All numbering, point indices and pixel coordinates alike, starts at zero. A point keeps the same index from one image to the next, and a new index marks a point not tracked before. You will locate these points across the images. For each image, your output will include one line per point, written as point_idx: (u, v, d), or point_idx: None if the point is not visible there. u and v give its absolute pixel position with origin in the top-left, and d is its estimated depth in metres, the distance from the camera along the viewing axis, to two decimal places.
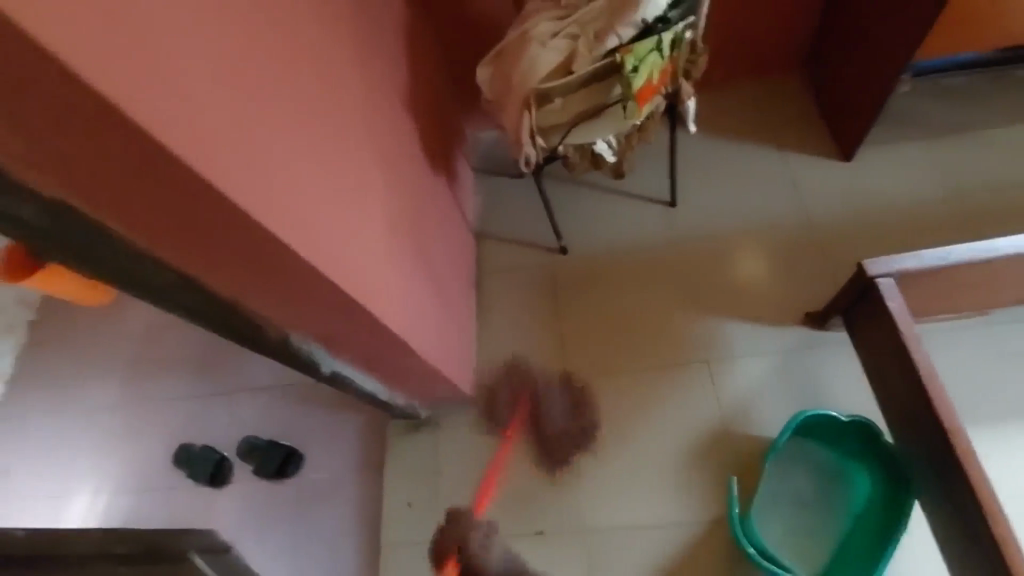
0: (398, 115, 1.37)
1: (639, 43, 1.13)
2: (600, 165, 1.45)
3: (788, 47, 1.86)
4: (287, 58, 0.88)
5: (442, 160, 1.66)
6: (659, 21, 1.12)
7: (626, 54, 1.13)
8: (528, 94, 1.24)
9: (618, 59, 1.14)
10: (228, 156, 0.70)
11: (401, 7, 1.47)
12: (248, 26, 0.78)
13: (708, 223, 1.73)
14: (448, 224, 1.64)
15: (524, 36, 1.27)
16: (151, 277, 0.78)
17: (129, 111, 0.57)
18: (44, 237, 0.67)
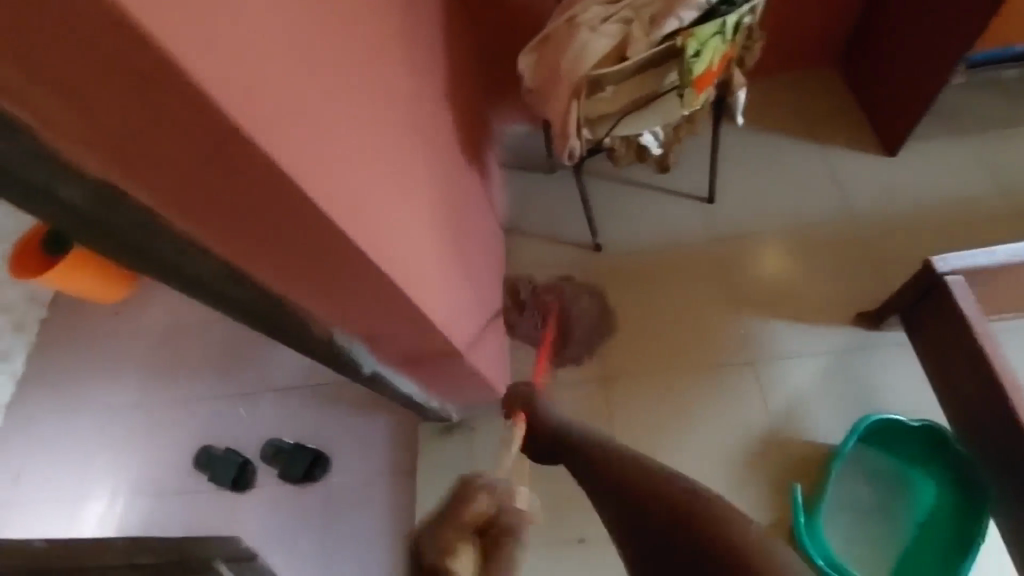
0: (436, 104, 1.31)
1: (702, 27, 1.07)
2: (644, 159, 1.40)
3: (827, 38, 1.78)
4: (342, 34, 0.81)
5: (474, 154, 1.60)
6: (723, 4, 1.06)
7: (689, 38, 1.07)
8: (578, 81, 1.18)
9: (679, 43, 1.08)
10: (293, 138, 0.64)
11: None
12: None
13: (750, 220, 1.68)
14: (481, 220, 1.57)
15: (571, 23, 1.22)
16: (200, 271, 0.72)
17: (200, 81, 0.50)
18: (90, 226, 0.60)
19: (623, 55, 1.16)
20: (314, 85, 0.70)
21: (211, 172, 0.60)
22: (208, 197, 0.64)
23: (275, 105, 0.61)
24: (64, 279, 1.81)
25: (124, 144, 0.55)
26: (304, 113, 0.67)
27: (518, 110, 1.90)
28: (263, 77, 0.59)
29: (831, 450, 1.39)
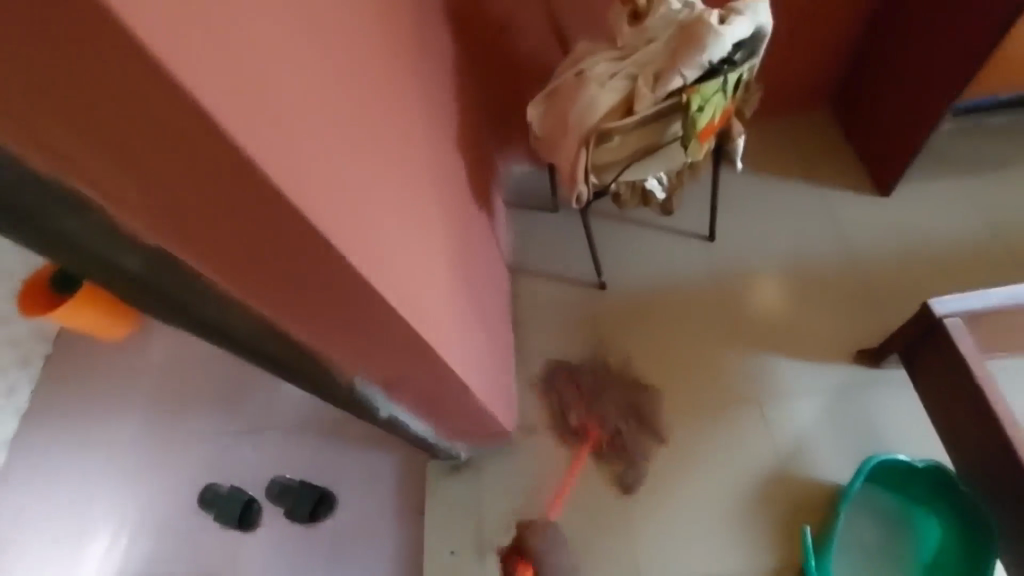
0: (447, 150, 1.35)
1: (706, 84, 1.13)
2: (649, 202, 1.44)
3: (819, 83, 1.86)
4: (364, 94, 0.85)
5: (481, 195, 1.64)
6: (725, 62, 1.13)
7: (693, 93, 1.13)
8: (587, 133, 1.24)
9: (684, 98, 1.14)
10: (327, 201, 0.67)
11: (449, 45, 1.47)
12: (335, 63, 0.75)
13: (749, 259, 1.72)
14: (489, 260, 1.61)
15: (580, 78, 1.28)
16: (235, 327, 0.76)
17: (253, 155, 0.53)
18: (144, 287, 0.63)
19: (629, 108, 1.22)
20: (340, 147, 0.73)
21: (254, 237, 0.63)
22: (248, 260, 0.67)
23: (312, 171, 0.64)
24: (83, 313, 1.84)
25: (178, 215, 0.57)
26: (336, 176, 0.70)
27: (520, 150, 1.96)
28: (302, 146, 0.62)
29: (837, 489, 1.41)
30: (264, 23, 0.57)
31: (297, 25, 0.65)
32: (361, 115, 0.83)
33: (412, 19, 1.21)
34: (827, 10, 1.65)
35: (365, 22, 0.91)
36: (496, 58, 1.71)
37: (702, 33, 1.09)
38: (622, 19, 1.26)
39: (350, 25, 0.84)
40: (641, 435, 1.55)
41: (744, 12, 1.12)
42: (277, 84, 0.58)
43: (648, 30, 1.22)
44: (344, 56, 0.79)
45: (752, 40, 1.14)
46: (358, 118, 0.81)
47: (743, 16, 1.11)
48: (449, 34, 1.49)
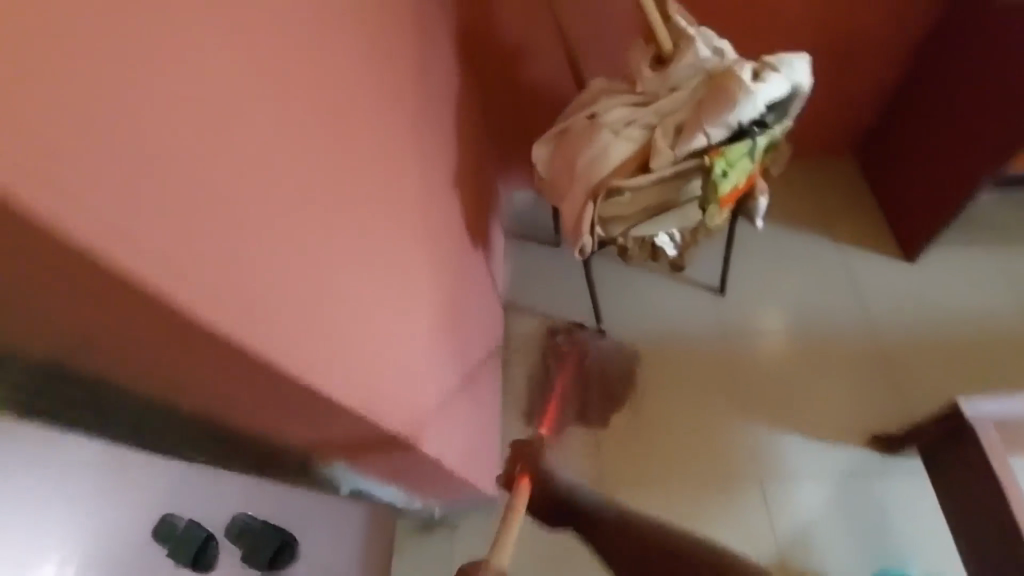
0: (442, 187, 1.23)
1: (732, 147, 1.02)
2: (658, 257, 1.32)
3: (847, 132, 1.74)
4: (337, 149, 0.73)
5: (477, 231, 1.52)
6: (755, 124, 1.01)
7: (717, 157, 1.02)
8: (595, 186, 1.12)
9: (707, 161, 1.03)
10: (267, 297, 0.55)
11: (452, 69, 1.35)
12: (299, 121, 0.63)
13: (760, 317, 1.61)
14: (482, 301, 1.49)
15: (592, 123, 1.16)
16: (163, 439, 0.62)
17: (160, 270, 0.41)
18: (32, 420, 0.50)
19: (645, 162, 1.10)
20: (294, 225, 0.61)
21: (185, 357, 0.50)
22: (185, 379, 0.54)
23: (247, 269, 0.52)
24: None
25: (88, 344, 0.44)
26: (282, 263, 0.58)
27: (524, 178, 1.84)
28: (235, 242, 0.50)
29: None
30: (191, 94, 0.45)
31: (247, 85, 0.54)
32: (331, 175, 0.71)
33: (412, 45, 1.10)
34: (861, 58, 1.54)
35: (350, 61, 0.80)
36: (505, 84, 1.59)
37: (731, 90, 0.97)
38: (642, 61, 1.14)
39: (329, 70, 0.73)
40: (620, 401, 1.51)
41: (779, 68, 1.00)
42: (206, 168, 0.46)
43: (671, 77, 1.10)
44: (313, 109, 0.67)
45: (787, 100, 1.02)
46: (327, 181, 0.69)
47: (778, 72, 1.00)
48: (455, 59, 1.38)
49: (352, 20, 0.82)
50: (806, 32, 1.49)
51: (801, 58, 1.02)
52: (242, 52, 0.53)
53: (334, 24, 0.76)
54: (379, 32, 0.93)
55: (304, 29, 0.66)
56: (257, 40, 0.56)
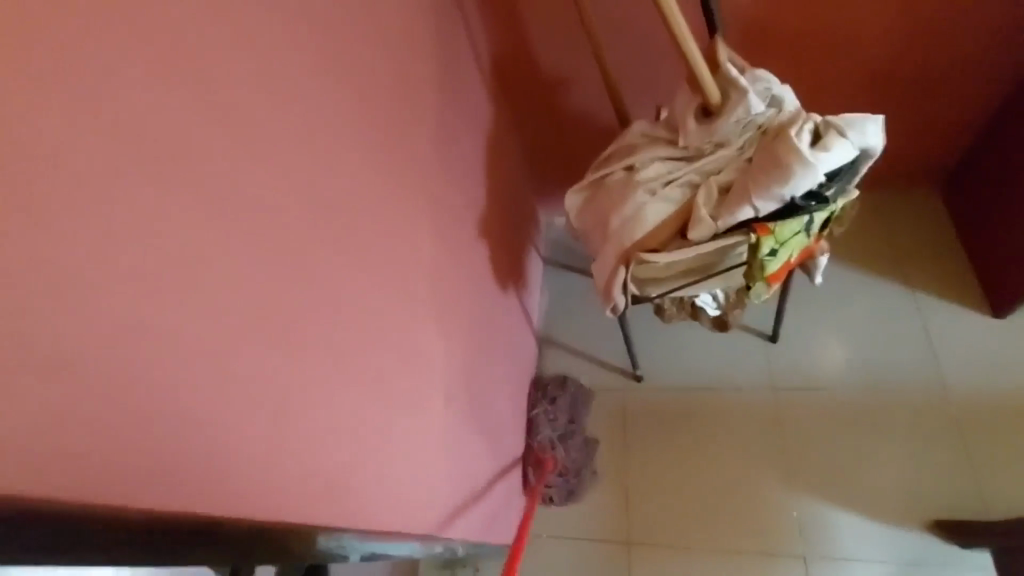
0: (468, 241, 1.19)
1: (782, 225, 0.89)
2: (699, 316, 1.21)
3: (933, 162, 1.53)
4: (331, 258, 0.71)
5: (508, 272, 1.46)
6: (812, 198, 0.89)
7: (763, 237, 0.90)
8: (628, 249, 1.03)
9: (754, 239, 0.92)
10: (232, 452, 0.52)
11: (481, 109, 1.29)
12: (283, 252, 0.61)
13: (815, 370, 1.46)
14: (512, 348, 1.43)
15: (628, 179, 1.07)
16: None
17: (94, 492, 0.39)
18: None
19: (684, 227, 1.00)
20: (280, 367, 0.59)
21: None
22: None
23: (219, 439, 0.51)
24: None
25: None
26: (260, 414, 0.56)
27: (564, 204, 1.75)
28: (200, 421, 0.48)
29: None
30: (151, 295, 0.44)
31: (225, 245, 0.52)
32: (326, 289, 0.69)
33: (433, 97, 1.04)
34: (949, 87, 1.35)
35: (352, 154, 0.77)
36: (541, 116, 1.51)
37: (785, 161, 0.86)
38: (685, 111, 1.02)
39: (327, 178, 0.70)
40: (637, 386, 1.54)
41: (845, 132, 0.88)
42: (165, 364, 0.45)
43: (716, 133, 0.99)
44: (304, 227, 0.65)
45: (852, 167, 0.89)
46: (320, 299, 0.67)
47: (842, 138, 0.87)
48: (484, 96, 1.31)
49: (360, 107, 0.80)
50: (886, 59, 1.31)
51: (873, 119, 0.89)
52: (219, 214, 0.52)
53: (335, 121, 0.73)
54: (392, 104, 0.90)
55: (297, 149, 0.64)
56: (236, 189, 0.54)
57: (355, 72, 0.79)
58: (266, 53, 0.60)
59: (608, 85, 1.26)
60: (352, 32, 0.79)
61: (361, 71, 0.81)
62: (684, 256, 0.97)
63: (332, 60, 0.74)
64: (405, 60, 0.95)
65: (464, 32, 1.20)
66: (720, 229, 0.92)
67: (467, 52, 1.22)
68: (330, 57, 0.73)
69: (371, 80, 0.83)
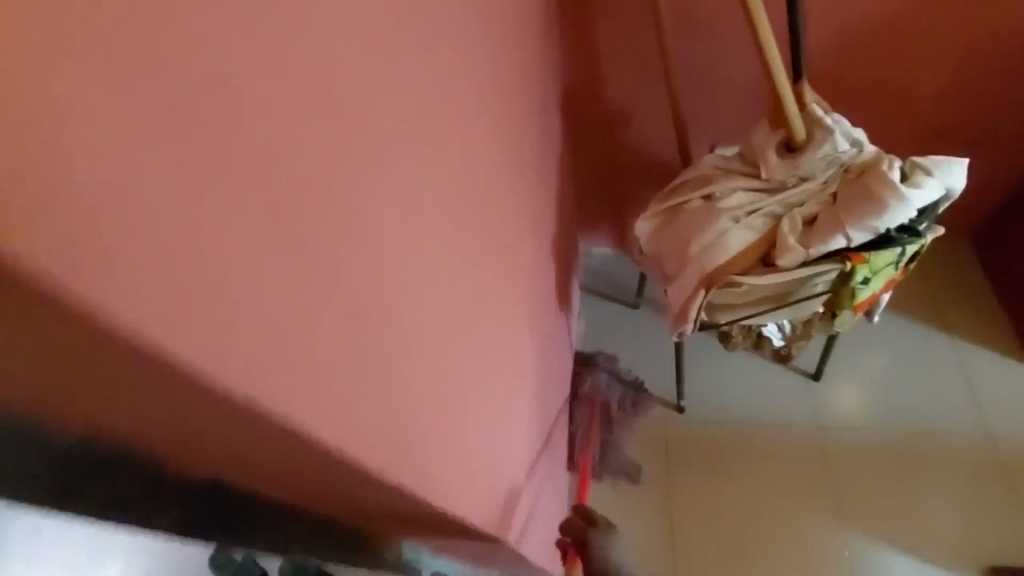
0: (543, 255, 1.21)
1: (877, 255, 0.92)
2: (761, 346, 1.22)
3: (964, 215, 1.62)
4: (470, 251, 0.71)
5: (563, 292, 1.48)
6: (904, 232, 0.93)
7: (859, 265, 0.93)
8: (711, 273, 1.05)
9: (848, 268, 0.95)
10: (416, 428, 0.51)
11: (554, 128, 1.32)
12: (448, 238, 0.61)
13: (860, 408, 1.49)
14: (564, 367, 1.43)
15: (709, 206, 1.10)
16: None
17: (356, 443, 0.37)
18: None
19: (767, 254, 1.03)
20: (448, 342, 0.59)
21: None
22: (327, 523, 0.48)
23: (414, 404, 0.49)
24: None
25: None
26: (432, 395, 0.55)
27: (605, 231, 1.78)
28: (406, 378, 0.48)
29: None
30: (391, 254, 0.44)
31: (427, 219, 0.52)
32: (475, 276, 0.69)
33: (528, 107, 1.06)
34: (991, 144, 1.45)
35: (492, 146, 0.79)
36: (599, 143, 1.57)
37: (882, 196, 0.91)
38: (767, 146, 1.07)
39: (477, 163, 0.71)
40: (682, 417, 1.54)
41: (933, 172, 0.94)
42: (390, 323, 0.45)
43: (801, 166, 1.03)
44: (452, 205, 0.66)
45: (937, 205, 0.95)
46: (467, 284, 0.67)
47: (931, 176, 0.93)
48: (556, 116, 1.34)
49: (497, 104, 0.83)
50: (937, 112, 1.40)
51: (958, 161, 0.95)
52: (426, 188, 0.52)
53: (485, 109, 0.75)
54: (514, 106, 0.93)
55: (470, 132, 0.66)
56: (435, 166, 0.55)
57: (497, 69, 0.82)
58: (457, 29, 0.63)
59: (678, 117, 1.31)
60: (497, 31, 0.83)
61: (500, 70, 0.84)
62: (771, 282, 1.00)
63: (485, 52, 0.77)
64: (523, 70, 1.00)
65: (553, 54, 1.27)
66: (812, 256, 0.96)
67: (552, 73, 1.28)
68: (485, 48, 0.76)
69: (504, 80, 0.87)
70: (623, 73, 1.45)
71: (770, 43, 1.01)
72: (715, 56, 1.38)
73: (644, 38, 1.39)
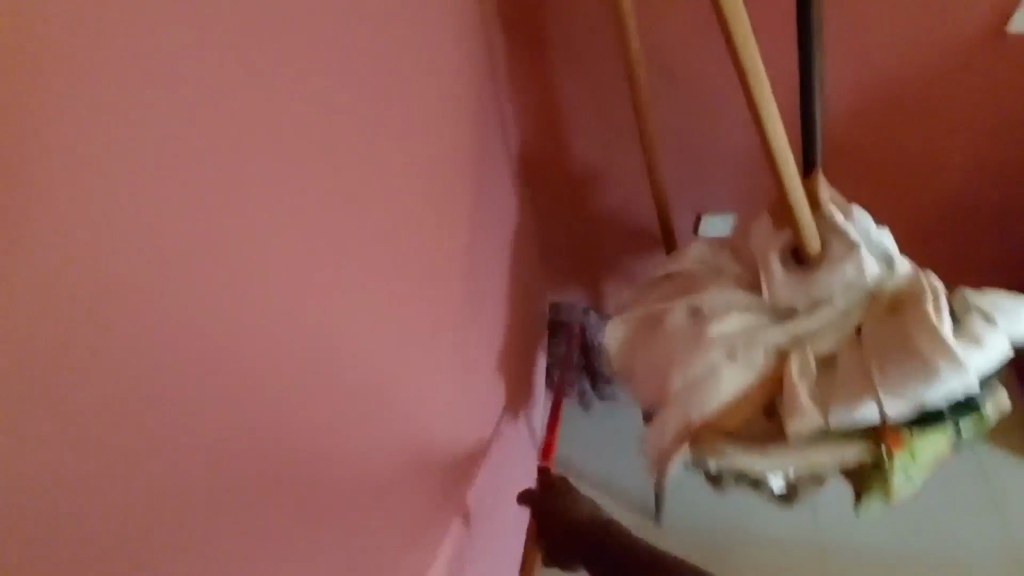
0: (480, 381, 0.93)
1: (921, 440, 0.72)
2: (760, 493, 0.98)
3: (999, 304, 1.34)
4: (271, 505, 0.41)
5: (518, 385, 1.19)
6: (954, 408, 0.72)
7: (898, 452, 0.72)
8: (698, 423, 0.80)
9: (884, 452, 0.72)
10: None
11: (498, 189, 1.05)
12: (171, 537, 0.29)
13: (891, 541, 1.14)
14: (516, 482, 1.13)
15: (694, 328, 0.84)
16: None
17: None
18: None
19: (772, 404, 0.79)
20: None
21: None
22: None
23: None
24: None
25: None
26: None
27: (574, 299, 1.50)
28: None
29: None
30: None
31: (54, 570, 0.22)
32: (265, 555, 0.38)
33: (450, 185, 0.79)
34: None
35: (357, 308, 0.52)
36: (561, 197, 1.30)
37: (928, 359, 0.69)
38: (770, 254, 0.82)
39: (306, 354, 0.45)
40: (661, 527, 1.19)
41: (991, 321, 0.72)
42: None
43: (818, 289, 0.78)
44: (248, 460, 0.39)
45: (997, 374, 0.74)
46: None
47: (990, 328, 0.72)
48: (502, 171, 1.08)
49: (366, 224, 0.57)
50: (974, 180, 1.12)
51: (1019, 304, 0.75)
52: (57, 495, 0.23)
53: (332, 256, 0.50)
54: (421, 217, 0.68)
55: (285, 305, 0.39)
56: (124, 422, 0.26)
57: (378, 180, 0.57)
58: (249, 167, 0.39)
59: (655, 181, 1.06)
60: (381, 123, 0.58)
61: (386, 178, 0.59)
62: (780, 455, 0.76)
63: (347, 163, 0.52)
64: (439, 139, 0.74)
65: (487, 117, 1.03)
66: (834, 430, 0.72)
67: (490, 137, 1.04)
68: (346, 161, 0.51)
69: (396, 188, 0.61)
70: (588, 117, 1.20)
71: (780, 133, 0.76)
72: (696, 109, 1.13)
73: (613, 75, 1.15)
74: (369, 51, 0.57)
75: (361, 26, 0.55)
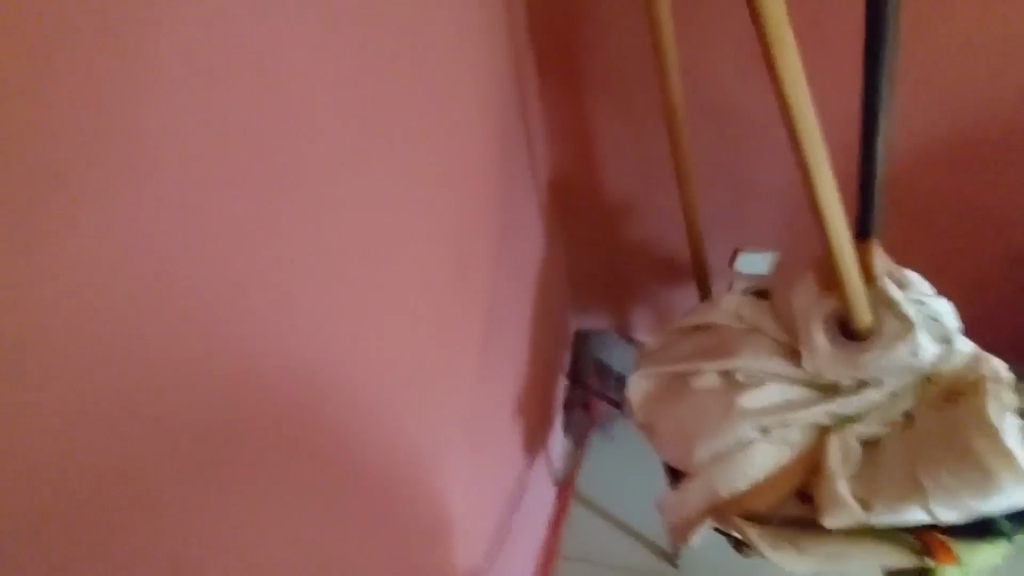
0: (488, 435, 0.89)
1: (973, 555, 0.68)
2: None
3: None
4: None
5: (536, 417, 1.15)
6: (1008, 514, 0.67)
7: (948, 565, 0.67)
8: (726, 500, 0.76)
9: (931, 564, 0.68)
10: None
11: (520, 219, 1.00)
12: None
13: None
14: (529, 517, 1.10)
15: (725, 395, 0.78)
16: None
17: None
18: None
19: (806, 484, 0.74)
20: None
21: None
22: None
23: None
24: None
25: None
26: None
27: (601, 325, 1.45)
28: None
29: None
30: None
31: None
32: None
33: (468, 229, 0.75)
34: None
35: None
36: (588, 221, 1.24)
37: (985, 464, 0.64)
38: (814, 323, 0.76)
39: (268, 454, 0.44)
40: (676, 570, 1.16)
41: None
42: None
43: (864, 366, 0.72)
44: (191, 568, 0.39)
45: None
46: None
47: None
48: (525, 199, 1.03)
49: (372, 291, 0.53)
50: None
51: None
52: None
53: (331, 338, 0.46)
54: (425, 282, 0.65)
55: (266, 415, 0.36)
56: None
57: (368, 258, 0.55)
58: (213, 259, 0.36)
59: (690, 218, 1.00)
60: (375, 200, 0.56)
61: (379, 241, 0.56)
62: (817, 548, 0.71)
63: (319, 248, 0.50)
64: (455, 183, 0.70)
65: (514, 148, 0.98)
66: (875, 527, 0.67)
67: (514, 166, 0.99)
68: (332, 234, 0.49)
69: (392, 263, 0.59)
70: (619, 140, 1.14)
71: (833, 197, 0.68)
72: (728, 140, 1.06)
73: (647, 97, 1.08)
74: (365, 125, 0.54)
75: (354, 100, 0.52)
